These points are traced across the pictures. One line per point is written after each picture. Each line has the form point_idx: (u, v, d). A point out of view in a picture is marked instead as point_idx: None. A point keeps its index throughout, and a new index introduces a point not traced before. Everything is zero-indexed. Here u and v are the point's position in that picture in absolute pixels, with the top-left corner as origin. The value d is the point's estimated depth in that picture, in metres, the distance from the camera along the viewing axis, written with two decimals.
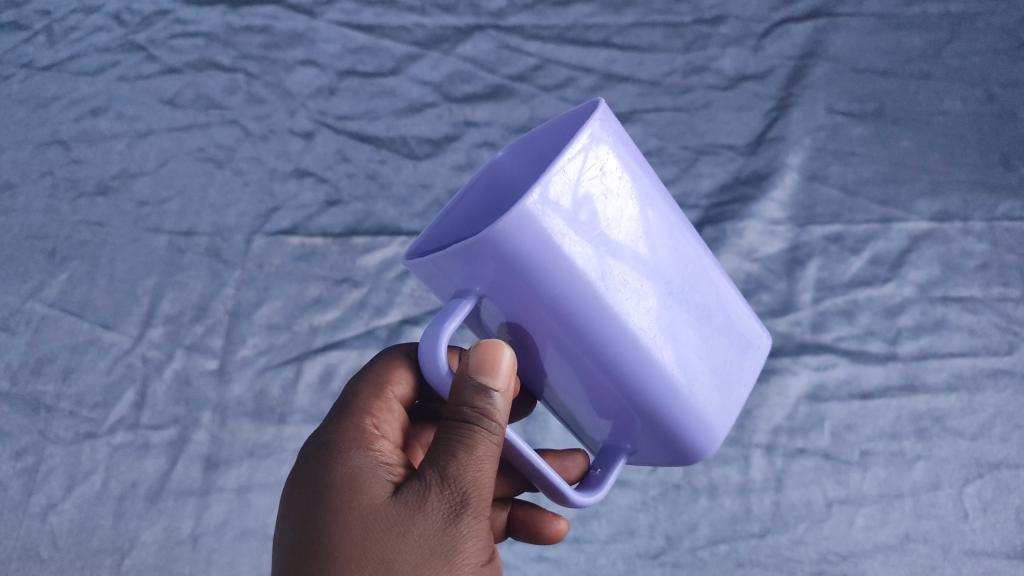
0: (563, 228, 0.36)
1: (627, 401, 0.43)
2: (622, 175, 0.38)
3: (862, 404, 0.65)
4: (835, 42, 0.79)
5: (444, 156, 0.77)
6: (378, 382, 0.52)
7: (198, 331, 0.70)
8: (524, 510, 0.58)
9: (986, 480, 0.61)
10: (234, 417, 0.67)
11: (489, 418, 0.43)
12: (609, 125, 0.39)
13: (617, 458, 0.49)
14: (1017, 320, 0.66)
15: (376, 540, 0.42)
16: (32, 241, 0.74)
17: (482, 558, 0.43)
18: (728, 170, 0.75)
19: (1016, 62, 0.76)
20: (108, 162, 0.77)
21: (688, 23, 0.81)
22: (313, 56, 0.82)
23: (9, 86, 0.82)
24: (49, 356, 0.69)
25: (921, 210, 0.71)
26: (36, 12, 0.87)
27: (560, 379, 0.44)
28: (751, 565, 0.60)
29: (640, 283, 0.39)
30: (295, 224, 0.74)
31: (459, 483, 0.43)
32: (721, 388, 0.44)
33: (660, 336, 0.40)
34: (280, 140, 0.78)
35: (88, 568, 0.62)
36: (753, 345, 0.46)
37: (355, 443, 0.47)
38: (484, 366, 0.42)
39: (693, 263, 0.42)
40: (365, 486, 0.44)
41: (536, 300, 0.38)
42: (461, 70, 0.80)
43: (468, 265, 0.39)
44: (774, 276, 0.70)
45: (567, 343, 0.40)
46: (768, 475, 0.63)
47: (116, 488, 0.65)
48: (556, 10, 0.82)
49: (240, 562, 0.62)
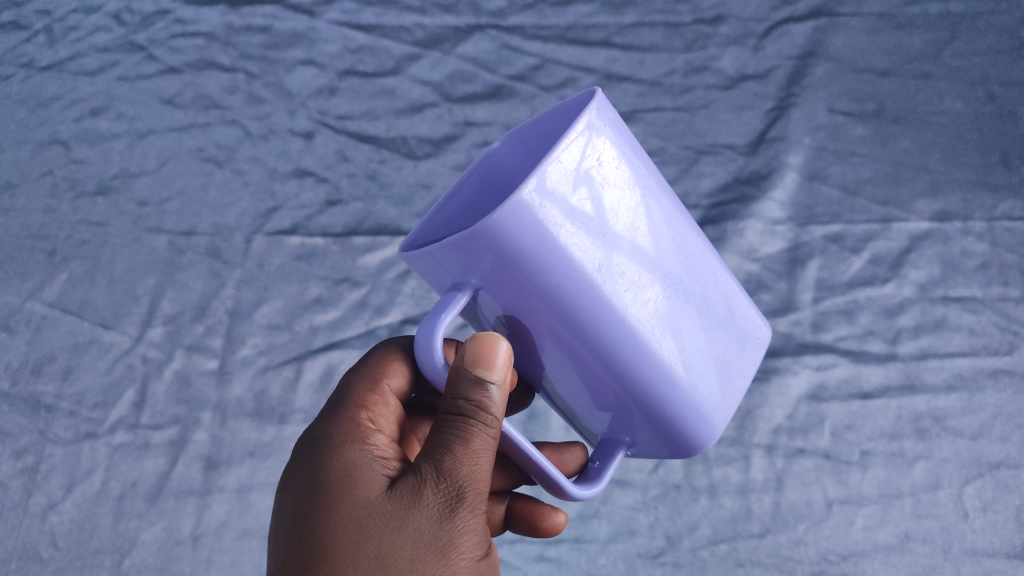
0: (560, 219, 0.36)
1: (625, 394, 0.43)
2: (618, 165, 0.38)
3: (862, 404, 0.65)
4: (835, 42, 0.79)
5: (444, 156, 0.77)
6: (373, 375, 0.52)
7: (198, 331, 0.70)
8: (521, 502, 0.58)
9: (986, 480, 0.61)
10: (234, 417, 0.67)
11: (485, 411, 0.43)
12: (606, 115, 0.39)
13: (615, 451, 0.49)
14: (1017, 320, 0.66)
15: (370, 535, 0.42)
16: (32, 241, 0.74)
17: (479, 552, 0.43)
18: (728, 170, 0.74)
19: (1016, 62, 0.76)
20: (108, 162, 0.77)
21: (688, 23, 0.81)
22: (313, 56, 0.82)
23: (9, 86, 0.82)
24: (49, 356, 0.69)
25: (922, 210, 0.71)
26: (36, 12, 0.87)
27: (558, 372, 0.44)
28: (752, 565, 0.60)
29: (638, 274, 0.39)
30: (295, 224, 0.74)
31: (455, 477, 0.43)
32: (720, 379, 0.44)
33: (659, 327, 0.40)
34: (279, 140, 0.78)
35: (88, 568, 0.62)
36: (753, 337, 0.46)
37: (350, 437, 0.47)
38: (480, 359, 0.42)
39: (692, 254, 0.42)
40: (360, 480, 0.44)
41: (533, 292, 0.38)
42: (461, 70, 0.80)
43: (464, 257, 0.39)
44: (774, 276, 0.70)
45: (565, 335, 0.40)
46: (768, 475, 0.63)
47: (115, 488, 0.64)
48: (556, 10, 0.82)
49: (240, 563, 0.62)
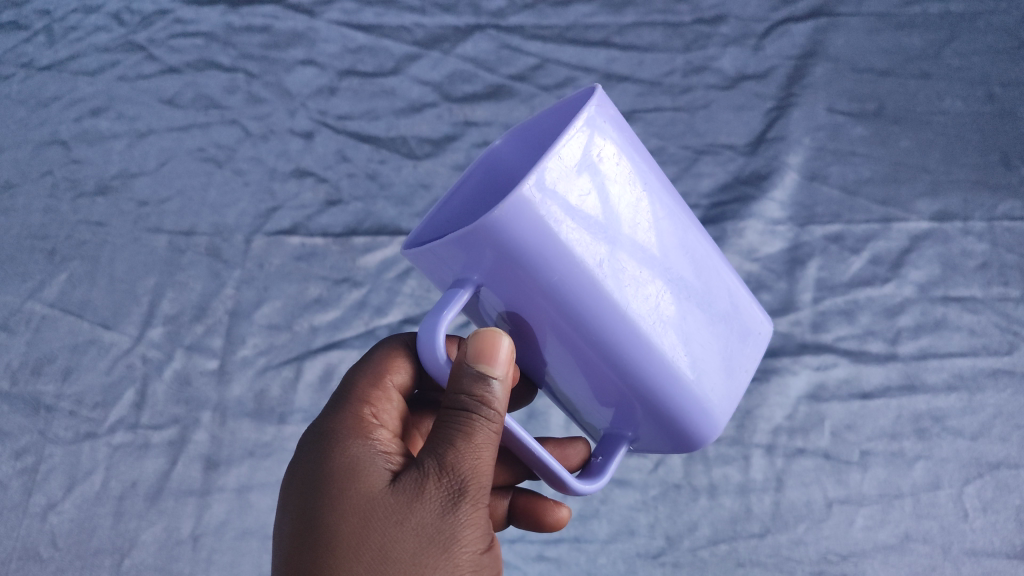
0: (560, 215, 0.36)
1: (627, 389, 0.42)
2: (619, 162, 0.38)
3: (862, 404, 0.65)
4: (835, 42, 0.79)
5: (444, 156, 0.77)
6: (376, 372, 0.52)
7: (198, 331, 0.70)
8: (525, 498, 0.58)
9: (986, 480, 0.61)
10: (234, 417, 0.67)
11: (487, 406, 0.43)
12: (607, 112, 0.39)
13: (618, 447, 0.49)
14: (1017, 320, 0.66)
15: (373, 529, 0.42)
16: (32, 241, 0.74)
17: (481, 546, 0.43)
18: (728, 170, 0.74)
19: (1016, 62, 0.76)
20: (108, 162, 0.77)
21: (688, 23, 0.81)
22: (313, 56, 0.82)
23: (9, 86, 0.82)
24: (49, 356, 0.69)
25: (922, 210, 0.71)
26: (36, 12, 0.87)
27: (560, 367, 0.44)
28: (752, 565, 0.60)
29: (639, 270, 0.39)
30: (295, 224, 0.74)
31: (457, 471, 0.43)
32: (722, 374, 0.44)
33: (661, 322, 0.40)
34: (279, 140, 0.78)
35: (88, 568, 0.62)
36: (754, 332, 0.46)
37: (353, 432, 0.47)
38: (482, 354, 0.42)
39: (694, 250, 0.42)
40: (363, 475, 0.44)
41: (534, 288, 0.38)
42: (461, 70, 0.80)
43: (465, 254, 0.39)
44: (774, 276, 0.70)
45: (567, 331, 0.40)
46: (768, 475, 0.63)
47: (115, 488, 0.64)
48: (556, 10, 0.82)
49: (240, 562, 0.62)
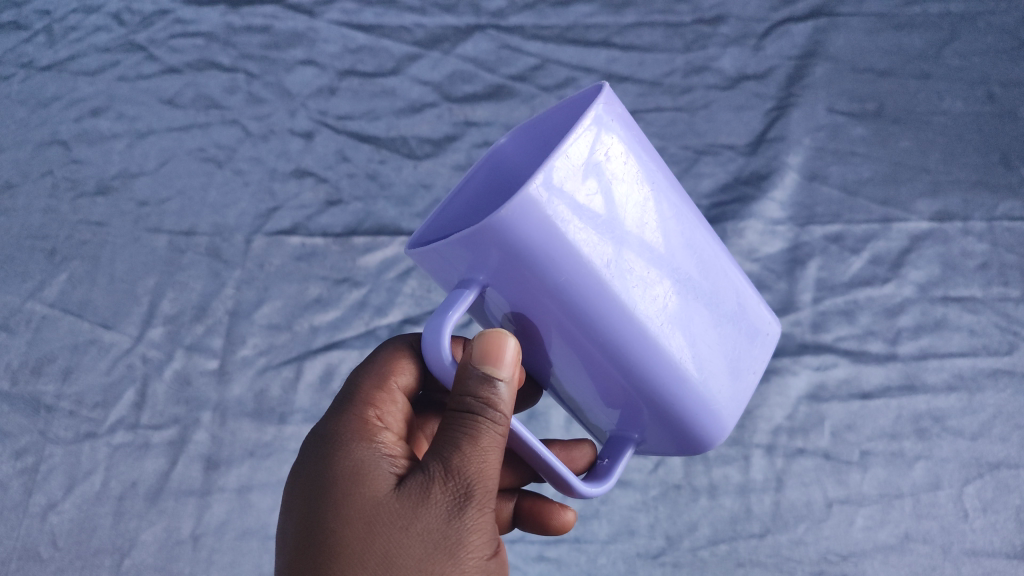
0: (567, 215, 0.36)
1: (634, 390, 0.42)
2: (626, 161, 0.38)
3: (862, 404, 0.65)
4: (835, 42, 0.79)
5: (444, 156, 0.77)
6: (379, 373, 0.52)
7: (198, 331, 0.70)
8: (530, 501, 0.58)
9: (986, 480, 0.61)
10: (234, 417, 0.67)
11: (493, 408, 0.43)
12: (614, 110, 0.39)
13: (624, 449, 0.48)
14: (1017, 320, 0.66)
15: (379, 534, 0.42)
16: (32, 241, 0.74)
17: (487, 551, 0.43)
18: (728, 170, 0.75)
19: (1016, 62, 0.76)
20: (108, 162, 0.77)
21: (687, 23, 0.81)
22: (313, 56, 0.82)
23: (9, 86, 0.82)
24: (49, 356, 0.69)
25: (922, 210, 0.71)
26: (36, 12, 0.87)
27: (566, 368, 0.43)
28: (752, 565, 0.60)
29: (646, 270, 0.39)
30: (294, 224, 0.74)
31: (463, 475, 0.43)
32: (730, 375, 0.44)
33: (668, 323, 0.40)
34: (279, 140, 0.78)
35: (88, 568, 0.62)
36: (761, 334, 0.46)
37: (358, 435, 0.47)
38: (488, 356, 0.42)
39: (701, 250, 0.42)
40: (368, 479, 0.44)
41: (541, 288, 0.38)
42: (461, 70, 0.80)
43: (471, 254, 0.39)
44: (774, 276, 0.70)
45: (573, 332, 0.40)
46: (768, 475, 0.63)
47: (115, 488, 0.64)
48: (556, 10, 0.82)
49: (240, 562, 0.62)
